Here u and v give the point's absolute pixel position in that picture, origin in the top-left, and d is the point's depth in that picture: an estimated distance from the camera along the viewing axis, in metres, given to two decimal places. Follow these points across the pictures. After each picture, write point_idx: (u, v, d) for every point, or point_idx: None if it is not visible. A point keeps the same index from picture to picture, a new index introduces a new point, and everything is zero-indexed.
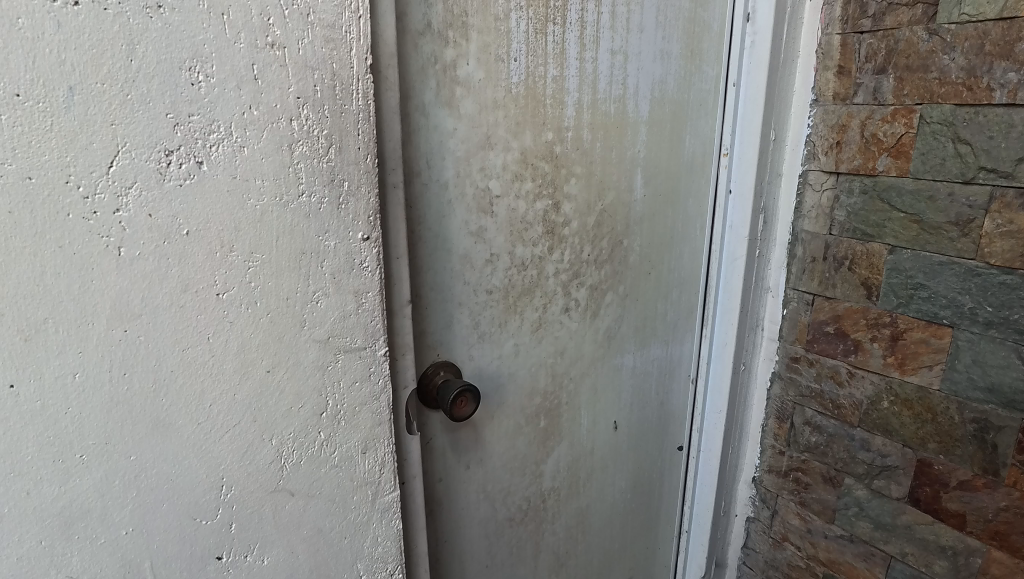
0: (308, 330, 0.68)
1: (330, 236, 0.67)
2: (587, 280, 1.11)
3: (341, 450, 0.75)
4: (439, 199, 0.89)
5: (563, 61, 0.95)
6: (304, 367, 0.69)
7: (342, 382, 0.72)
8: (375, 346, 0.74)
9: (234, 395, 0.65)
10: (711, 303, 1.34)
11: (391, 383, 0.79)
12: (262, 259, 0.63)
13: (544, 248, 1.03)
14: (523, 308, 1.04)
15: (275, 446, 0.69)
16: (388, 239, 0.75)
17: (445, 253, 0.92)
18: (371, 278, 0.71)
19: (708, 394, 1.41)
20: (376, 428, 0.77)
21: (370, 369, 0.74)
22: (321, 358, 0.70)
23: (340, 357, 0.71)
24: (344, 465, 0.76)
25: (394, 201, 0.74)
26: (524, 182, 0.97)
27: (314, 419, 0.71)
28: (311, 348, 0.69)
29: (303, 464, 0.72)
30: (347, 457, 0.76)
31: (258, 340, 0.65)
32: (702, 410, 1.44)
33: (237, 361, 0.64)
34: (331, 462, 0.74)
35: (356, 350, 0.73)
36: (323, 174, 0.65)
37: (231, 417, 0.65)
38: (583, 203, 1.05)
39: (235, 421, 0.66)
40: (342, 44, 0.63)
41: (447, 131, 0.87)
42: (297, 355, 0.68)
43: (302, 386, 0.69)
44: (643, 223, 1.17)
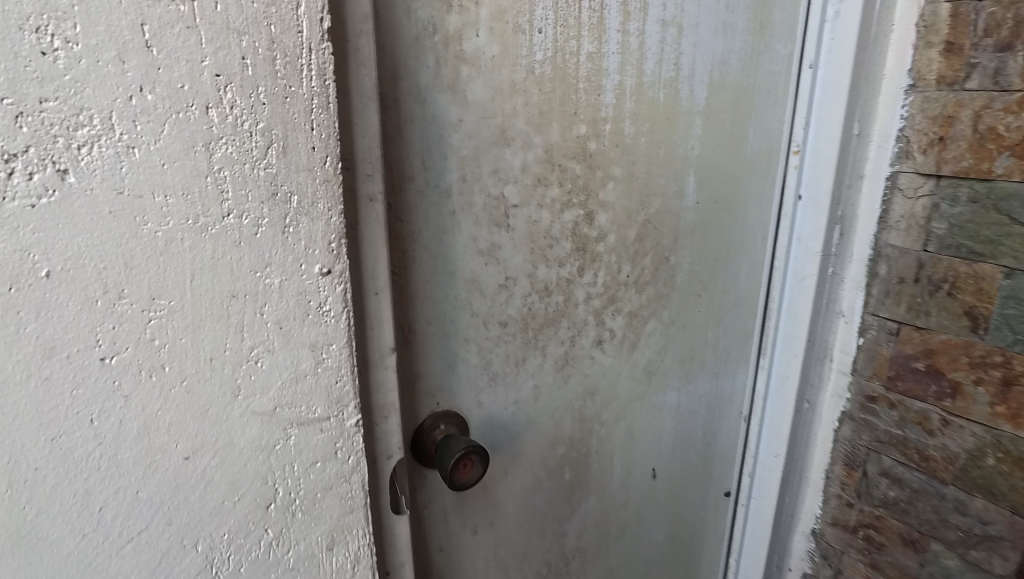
0: (244, 400, 0.49)
1: (273, 271, 0.48)
2: (625, 305, 0.91)
3: (297, 550, 0.56)
4: (439, 210, 0.69)
5: (601, 34, 0.75)
6: (240, 448, 0.50)
7: (296, 464, 0.54)
8: (343, 414, 0.55)
9: (135, 492, 0.47)
10: (770, 328, 1.12)
11: (367, 456, 0.60)
12: (171, 307, 0.44)
13: (572, 270, 0.82)
14: (546, 342, 0.84)
15: (203, 554, 0.51)
16: (361, 268, 0.55)
17: (447, 278, 0.72)
18: (334, 325, 0.52)
19: (762, 436, 1.20)
20: (344, 517, 0.58)
21: (336, 443, 0.56)
22: (265, 434, 0.51)
23: (291, 432, 0.53)
24: (304, 568, 0.57)
25: (370, 219, 0.55)
26: (549, 187, 0.77)
27: (259, 513, 0.53)
28: (250, 422, 0.50)
29: (245, 572, 0.53)
30: (308, 556, 0.57)
31: (169, 417, 0.47)
32: (754, 453, 1.22)
33: (139, 446, 0.46)
34: (285, 565, 0.55)
35: (315, 422, 0.54)
36: (260, 185, 0.45)
37: (134, 521, 0.47)
38: (621, 213, 0.85)
39: (140, 526, 0.47)
40: None
41: (449, 123, 0.67)
42: (230, 432, 0.50)
43: (237, 473, 0.51)
44: (695, 236, 0.95)
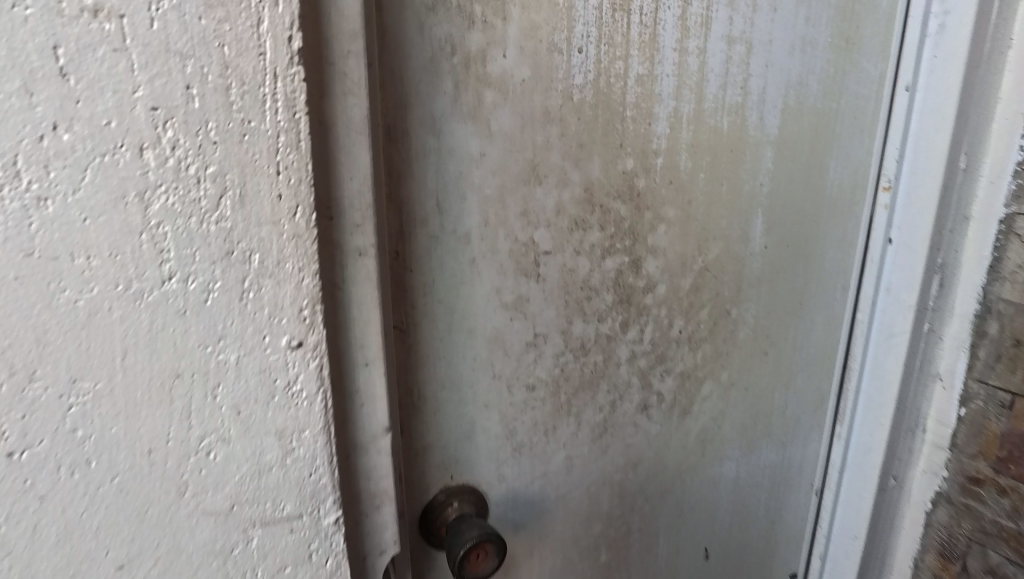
0: (193, 498, 0.41)
1: (228, 344, 0.39)
2: (677, 365, 0.78)
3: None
4: (455, 258, 0.59)
5: (654, 53, 0.63)
6: (188, 554, 0.42)
7: (259, 571, 0.44)
8: (319, 511, 0.46)
9: None
10: (850, 391, 0.96)
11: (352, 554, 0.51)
12: (98, 390, 0.36)
13: (614, 325, 0.71)
14: (581, 407, 0.72)
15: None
16: (348, 335, 0.46)
17: (464, 336, 0.62)
18: (307, 407, 0.43)
19: (837, 514, 1.03)
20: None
21: (309, 545, 0.46)
22: (219, 537, 0.42)
23: (253, 533, 0.44)
24: None
25: (359, 277, 0.45)
26: (588, 231, 0.66)
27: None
28: (200, 523, 0.42)
29: None
30: None
31: (98, 519, 0.38)
32: (827, 532, 1.05)
33: (59, 553, 0.38)
34: None
35: (283, 521, 0.44)
36: (211, 243, 0.37)
37: None
38: (674, 259, 0.73)
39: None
40: (240, 10, 0.34)
41: (469, 157, 0.57)
42: (175, 535, 0.41)
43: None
44: (762, 285, 0.82)
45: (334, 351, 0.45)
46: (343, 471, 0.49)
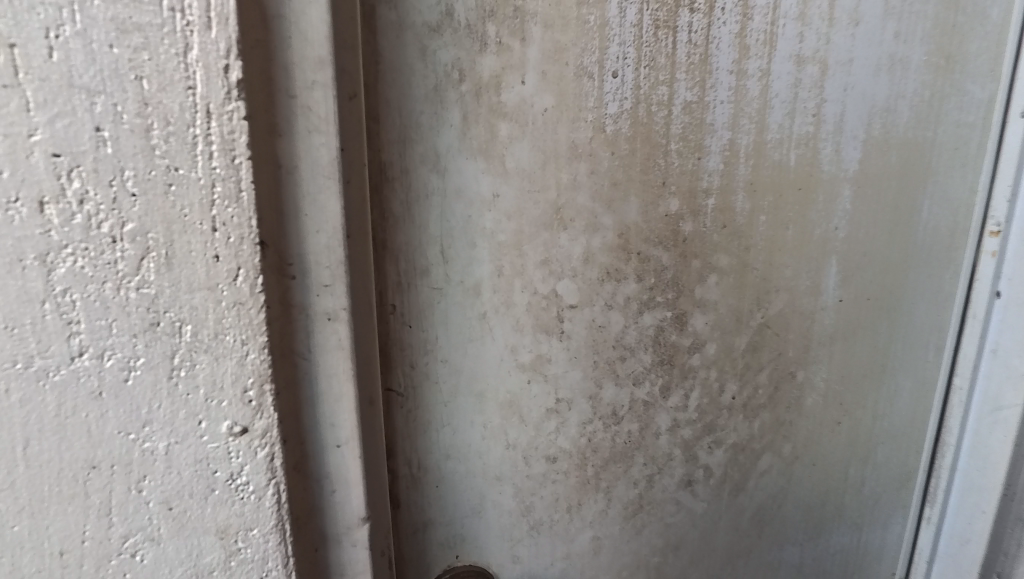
0: None
1: (155, 430, 0.33)
2: (728, 435, 0.67)
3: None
4: (463, 312, 0.52)
5: (705, 77, 0.54)
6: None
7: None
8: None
9: None
10: (941, 474, 0.78)
11: None
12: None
13: (653, 389, 0.61)
14: (612, 482, 0.62)
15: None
16: (313, 412, 0.39)
17: (473, 400, 0.54)
18: (255, 503, 0.36)
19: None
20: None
21: None
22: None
23: None
24: None
25: (328, 345, 0.38)
26: (622, 281, 0.57)
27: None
28: None
29: None
30: None
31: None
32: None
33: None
34: None
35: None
36: (131, 314, 0.31)
37: None
38: (726, 314, 0.62)
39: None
40: (160, 35, 0.28)
41: (480, 199, 0.50)
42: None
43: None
44: (834, 345, 0.69)
45: (296, 430, 0.39)
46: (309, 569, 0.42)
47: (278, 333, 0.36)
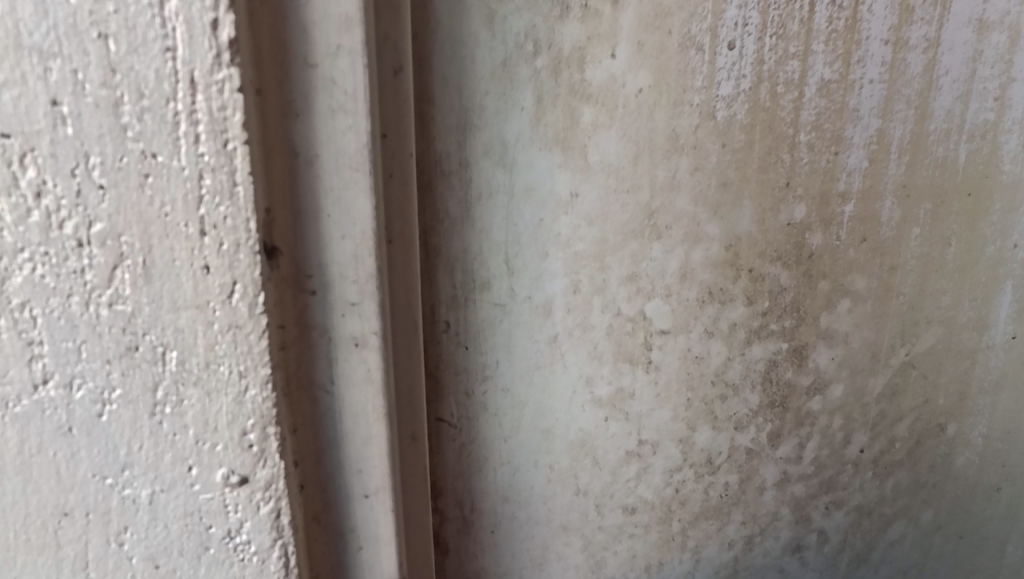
0: None
1: (136, 475, 0.27)
2: (852, 494, 0.54)
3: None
4: (529, 333, 0.43)
5: (851, 49, 0.42)
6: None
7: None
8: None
9: None
10: None
11: None
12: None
13: (759, 436, 0.50)
14: (702, 542, 0.52)
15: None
16: (336, 456, 0.32)
17: (538, 437, 0.45)
18: (257, 567, 0.29)
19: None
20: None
21: None
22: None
23: None
24: None
25: (355, 377, 0.31)
26: (728, 305, 0.46)
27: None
28: None
29: None
30: None
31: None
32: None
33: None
34: None
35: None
36: (102, 336, 0.25)
37: None
38: (860, 349, 0.50)
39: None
40: None
41: (556, 199, 0.41)
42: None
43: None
44: (1000, 392, 0.55)
45: (315, 474, 0.32)
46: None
47: (293, 358, 0.30)
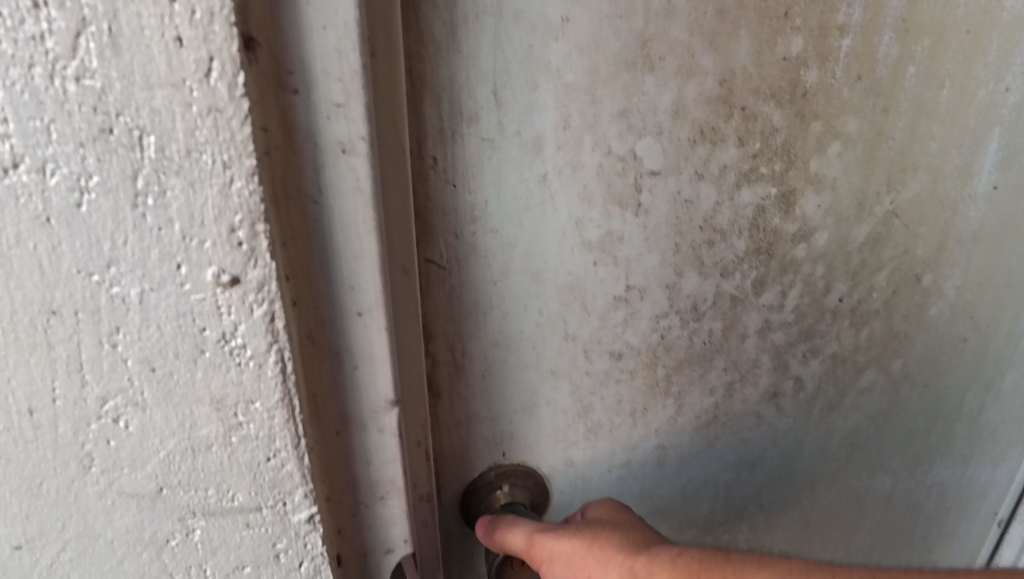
0: (103, 474, 0.30)
1: (123, 272, 0.26)
2: (828, 343, 0.57)
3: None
4: (519, 172, 0.42)
5: None
6: (107, 541, 0.32)
7: (207, 567, 0.34)
8: (284, 507, 0.33)
9: None
10: None
11: (341, 552, 0.39)
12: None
13: (744, 283, 0.51)
14: (685, 388, 0.54)
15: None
16: (328, 273, 0.32)
17: (528, 281, 0.46)
18: (255, 372, 0.29)
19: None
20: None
21: (275, 542, 0.34)
22: (145, 526, 0.32)
23: (193, 524, 0.33)
24: None
25: (344, 189, 0.30)
26: (720, 146, 0.45)
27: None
28: (117, 505, 0.31)
29: None
30: None
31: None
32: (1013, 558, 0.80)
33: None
34: None
35: (233, 513, 0.33)
36: (72, 116, 0.23)
37: None
38: (847, 196, 0.50)
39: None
40: None
41: (547, 23, 0.39)
42: (84, 517, 0.31)
43: (106, 575, 0.33)
44: (978, 243, 0.56)
45: (307, 290, 0.32)
46: (327, 454, 0.36)
47: (278, 163, 0.29)
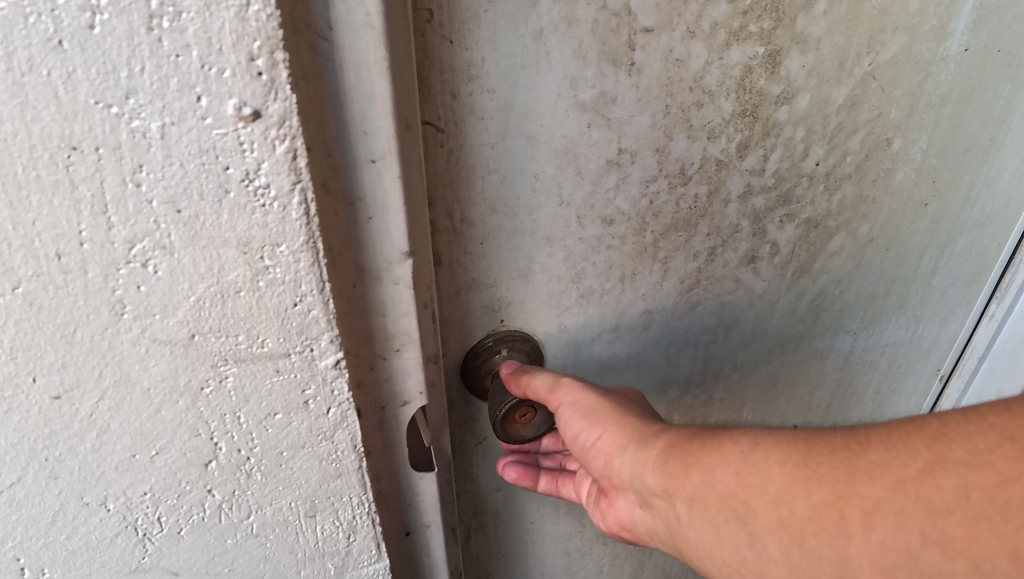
0: (137, 322, 0.32)
1: (143, 104, 0.27)
2: (804, 207, 0.59)
3: (262, 515, 0.42)
4: (515, 28, 0.42)
5: None
6: (145, 389, 0.34)
7: (241, 415, 0.37)
8: (311, 353, 0.35)
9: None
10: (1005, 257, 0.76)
11: (360, 402, 0.42)
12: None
13: (729, 147, 0.53)
14: (671, 253, 0.57)
15: (117, 514, 0.39)
16: (341, 117, 0.32)
17: (524, 144, 0.46)
18: (279, 215, 0.30)
19: (973, 379, 0.87)
20: (326, 484, 0.41)
21: (303, 389, 0.37)
22: (181, 373, 0.34)
23: (226, 372, 0.35)
24: (273, 534, 0.43)
25: (354, 22, 0.30)
26: (712, 2, 0.45)
27: (194, 472, 0.38)
28: (151, 353, 0.33)
29: (186, 534, 0.41)
30: (278, 522, 0.42)
31: (9, 338, 0.31)
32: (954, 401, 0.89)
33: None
34: (244, 531, 0.42)
35: (263, 359, 0.35)
36: None
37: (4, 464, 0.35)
38: (830, 55, 0.51)
39: (10, 478, 0.35)
40: None
41: None
42: (120, 365, 0.33)
43: (146, 423, 0.35)
44: (945, 107, 0.59)
45: (321, 136, 0.32)
46: (345, 306, 0.37)
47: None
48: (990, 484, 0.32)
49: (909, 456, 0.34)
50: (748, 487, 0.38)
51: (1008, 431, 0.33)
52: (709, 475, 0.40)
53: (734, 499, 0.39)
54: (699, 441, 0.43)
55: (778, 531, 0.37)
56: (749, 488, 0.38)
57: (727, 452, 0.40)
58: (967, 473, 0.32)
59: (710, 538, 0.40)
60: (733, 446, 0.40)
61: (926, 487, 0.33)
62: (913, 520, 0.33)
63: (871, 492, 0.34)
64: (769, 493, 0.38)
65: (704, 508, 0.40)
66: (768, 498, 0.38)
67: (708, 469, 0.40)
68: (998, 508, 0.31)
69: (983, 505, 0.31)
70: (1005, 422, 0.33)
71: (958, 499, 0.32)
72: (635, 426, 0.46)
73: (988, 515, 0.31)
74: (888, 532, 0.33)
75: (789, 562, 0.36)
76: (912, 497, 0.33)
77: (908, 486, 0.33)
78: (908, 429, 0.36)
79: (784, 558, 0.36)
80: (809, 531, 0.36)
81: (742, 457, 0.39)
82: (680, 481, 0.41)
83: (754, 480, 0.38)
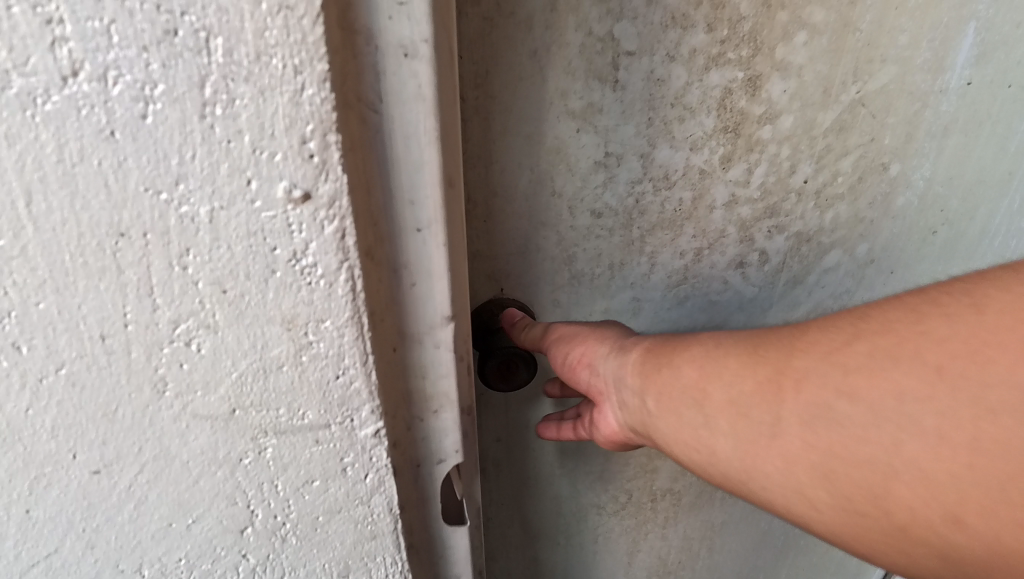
0: (179, 414, 0.42)
1: (191, 190, 0.34)
2: (793, 221, 0.64)
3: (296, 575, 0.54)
4: (515, 47, 0.52)
5: None
6: (183, 462, 0.44)
7: (278, 483, 0.47)
8: (352, 424, 0.45)
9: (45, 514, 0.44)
10: None
11: (399, 449, 0.51)
12: (12, 246, 0.34)
13: (711, 158, 0.59)
14: (657, 248, 0.64)
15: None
16: (387, 189, 0.39)
17: (522, 142, 0.56)
18: (325, 292, 0.38)
19: None
20: (361, 545, 0.53)
21: (341, 458, 0.47)
22: (220, 448, 0.44)
23: (266, 444, 0.45)
24: None
25: (406, 97, 0.35)
26: (690, 30, 0.53)
27: (229, 539, 0.50)
28: (194, 429, 0.43)
29: None
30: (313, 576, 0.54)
31: (67, 374, 0.39)
32: None
33: (31, 447, 0.41)
34: None
35: (302, 431, 0.45)
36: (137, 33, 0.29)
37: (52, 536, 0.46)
38: (813, 83, 0.56)
39: (48, 550, 0.47)
40: None
41: None
42: (160, 442, 0.43)
43: (184, 493, 0.46)
44: (948, 138, 0.61)
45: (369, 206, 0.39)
46: (387, 366, 0.46)
47: (340, 69, 0.34)
48: (891, 345, 0.41)
49: (835, 335, 0.44)
50: (707, 375, 0.50)
51: (910, 305, 0.42)
52: (680, 366, 0.52)
53: (694, 388, 0.50)
54: (670, 345, 0.54)
55: (728, 407, 0.48)
56: (707, 375, 0.50)
57: (695, 351, 0.52)
58: (876, 338, 0.42)
59: (675, 419, 0.51)
60: (701, 346, 0.52)
61: (843, 355, 0.43)
62: (831, 380, 0.43)
63: (802, 365, 0.45)
64: (723, 375, 0.49)
65: (670, 394, 0.52)
66: (721, 381, 0.49)
67: (679, 362, 0.52)
68: (891, 359, 0.40)
69: (883, 358, 0.41)
70: (910, 299, 0.43)
71: (866, 356, 0.42)
72: (626, 336, 0.59)
73: (883, 365, 0.41)
74: (813, 393, 0.43)
75: (733, 429, 0.47)
76: (832, 365, 0.43)
77: (830, 357, 0.43)
78: (833, 316, 0.46)
79: (730, 426, 0.48)
80: (750, 401, 0.47)
81: (707, 351, 0.51)
82: (655, 375, 0.53)
83: (712, 368, 0.50)
